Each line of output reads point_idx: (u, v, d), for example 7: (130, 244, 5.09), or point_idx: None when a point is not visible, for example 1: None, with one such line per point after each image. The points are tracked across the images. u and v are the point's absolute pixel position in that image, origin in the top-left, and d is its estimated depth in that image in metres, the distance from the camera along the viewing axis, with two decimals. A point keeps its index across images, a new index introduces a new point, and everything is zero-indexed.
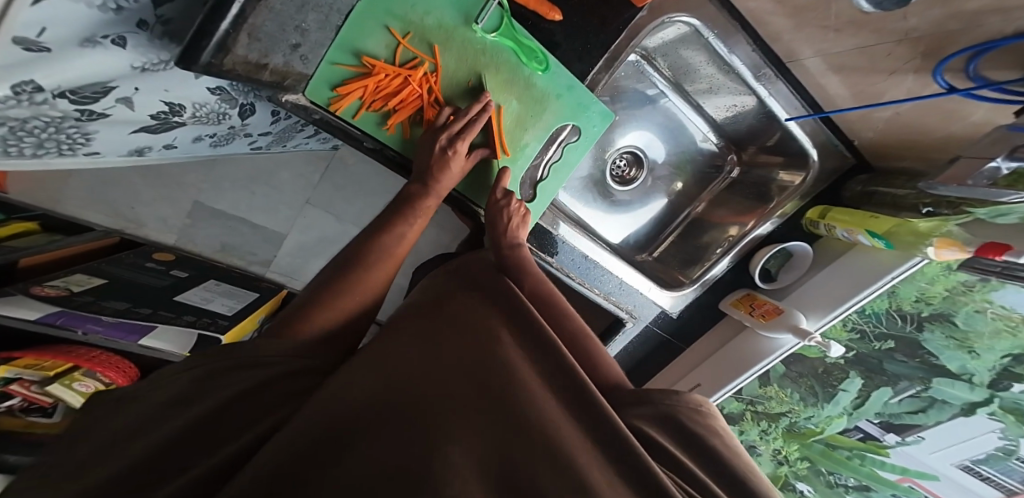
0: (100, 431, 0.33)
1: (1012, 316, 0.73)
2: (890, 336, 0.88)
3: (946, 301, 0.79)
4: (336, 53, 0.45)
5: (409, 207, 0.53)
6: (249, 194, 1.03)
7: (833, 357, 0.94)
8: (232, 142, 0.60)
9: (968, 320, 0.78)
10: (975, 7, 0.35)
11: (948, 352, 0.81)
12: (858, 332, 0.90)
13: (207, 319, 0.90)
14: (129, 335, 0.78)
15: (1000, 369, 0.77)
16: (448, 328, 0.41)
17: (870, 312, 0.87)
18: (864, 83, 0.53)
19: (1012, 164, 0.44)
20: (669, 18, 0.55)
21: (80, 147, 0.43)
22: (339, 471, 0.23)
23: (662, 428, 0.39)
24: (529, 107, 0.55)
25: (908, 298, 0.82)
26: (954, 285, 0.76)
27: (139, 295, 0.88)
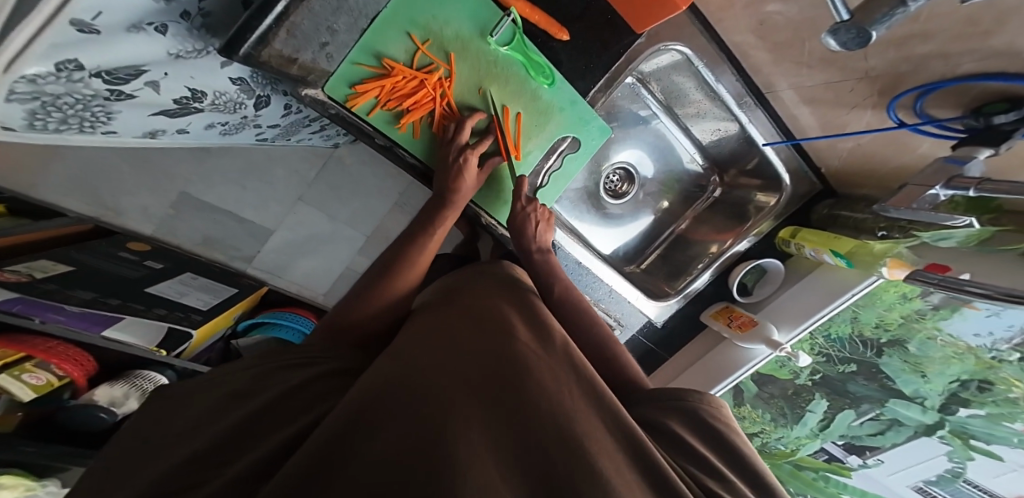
0: (173, 420, 0.39)
1: (959, 344, 0.80)
2: (852, 360, 0.95)
3: (903, 328, 0.85)
4: (358, 54, 0.47)
5: (433, 217, 0.59)
6: (240, 188, 0.99)
7: (801, 378, 1.03)
8: (240, 132, 0.61)
9: (922, 347, 0.85)
10: (922, 52, 0.41)
11: (903, 375, 0.89)
12: (825, 356, 0.97)
13: (178, 313, 0.84)
14: (91, 327, 0.66)
15: (949, 394, 0.85)
16: (469, 323, 0.44)
17: (834, 337, 0.94)
18: (830, 115, 0.59)
19: (950, 192, 0.50)
20: (665, 45, 0.60)
21: (101, 125, 0.45)
22: (374, 447, 0.26)
23: (677, 417, 0.42)
24: (533, 118, 0.59)
25: (868, 324, 0.89)
26: (909, 312, 0.83)
27: (105, 286, 0.77)
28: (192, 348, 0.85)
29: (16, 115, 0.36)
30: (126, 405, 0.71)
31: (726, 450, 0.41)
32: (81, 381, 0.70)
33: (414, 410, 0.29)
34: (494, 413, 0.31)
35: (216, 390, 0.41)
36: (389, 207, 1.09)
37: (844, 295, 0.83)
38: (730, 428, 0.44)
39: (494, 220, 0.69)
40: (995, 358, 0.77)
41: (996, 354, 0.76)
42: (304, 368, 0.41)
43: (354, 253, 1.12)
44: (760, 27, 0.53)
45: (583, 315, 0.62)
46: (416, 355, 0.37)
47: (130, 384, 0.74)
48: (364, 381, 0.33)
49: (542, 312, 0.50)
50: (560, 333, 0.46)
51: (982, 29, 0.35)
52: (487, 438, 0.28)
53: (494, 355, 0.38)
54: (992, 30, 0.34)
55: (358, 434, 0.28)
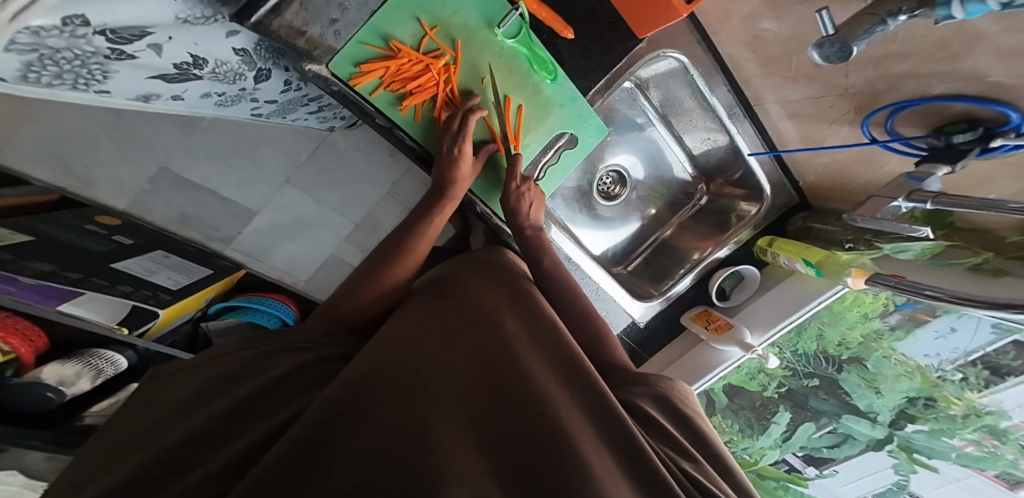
0: (164, 403, 0.39)
1: (910, 363, 0.87)
2: (816, 375, 1.00)
3: (862, 346, 0.92)
4: (365, 34, 0.48)
5: (431, 207, 0.61)
6: (224, 165, 0.92)
7: (769, 391, 1.08)
8: (236, 104, 0.60)
9: (878, 365, 0.91)
10: (898, 71, 0.45)
11: (858, 391, 0.95)
12: (791, 370, 1.03)
13: (147, 291, 0.85)
14: (48, 299, 0.63)
15: (898, 410, 0.92)
16: (456, 316, 0.45)
17: (801, 352, 1.00)
18: (812, 129, 0.63)
19: (910, 205, 0.54)
20: (663, 52, 0.62)
21: (95, 85, 0.43)
22: (353, 447, 0.26)
23: (652, 402, 0.45)
24: (534, 111, 0.61)
25: (832, 341, 0.94)
26: (869, 331, 0.89)
27: (68, 258, 0.74)
28: (157, 328, 0.84)
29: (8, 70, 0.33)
30: (77, 385, 0.68)
31: (695, 436, 0.43)
32: (26, 357, 0.64)
33: (397, 407, 0.29)
34: (478, 405, 0.32)
35: (207, 369, 0.41)
36: (381, 195, 1.06)
37: (811, 302, 0.89)
38: (696, 414, 0.47)
39: (489, 208, 0.71)
40: (939, 377, 0.84)
41: (941, 373, 0.84)
42: (295, 352, 0.41)
43: (340, 241, 1.10)
44: (753, 42, 0.56)
45: (571, 291, 0.64)
46: (401, 346, 0.37)
47: (83, 363, 0.72)
48: (351, 369, 0.34)
49: (530, 301, 0.51)
50: (546, 322, 0.46)
51: (951, 52, 0.39)
52: (468, 435, 0.29)
53: (479, 347, 0.39)
54: (961, 53, 0.38)
55: (342, 424, 0.28)
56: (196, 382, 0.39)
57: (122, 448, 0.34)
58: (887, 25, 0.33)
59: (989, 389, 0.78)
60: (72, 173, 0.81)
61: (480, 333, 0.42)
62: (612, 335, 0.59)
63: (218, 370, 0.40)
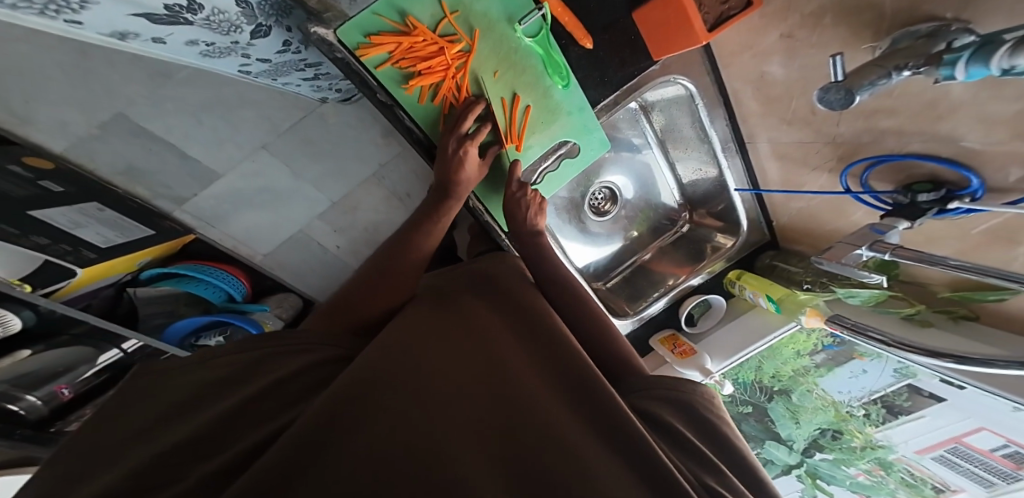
0: (142, 405, 0.35)
1: (828, 398, 0.97)
2: (749, 403, 1.09)
3: (791, 379, 1.02)
4: (381, 6, 0.47)
5: (437, 209, 0.61)
6: (192, 122, 0.79)
7: None
8: (223, 57, 0.55)
9: (801, 397, 1.01)
10: (885, 125, 0.48)
11: (782, 420, 1.05)
12: (731, 396, 1.09)
13: (67, 247, 0.80)
14: None
15: (811, 439, 1.03)
16: (462, 328, 0.44)
17: (741, 381, 1.07)
18: (793, 172, 0.67)
19: (872, 254, 0.57)
20: (673, 78, 0.64)
21: (66, 13, 0.37)
22: (352, 456, 0.24)
23: (676, 413, 0.44)
24: (541, 114, 0.60)
25: (767, 373, 1.04)
26: (799, 367, 0.99)
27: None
28: (70, 288, 0.81)
29: None
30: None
31: (721, 450, 0.43)
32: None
33: (402, 418, 0.28)
34: (486, 416, 0.31)
35: (196, 372, 0.37)
36: (367, 176, 0.99)
37: (765, 336, 0.95)
38: (720, 421, 0.46)
39: (482, 205, 0.70)
40: (848, 412, 0.94)
41: (850, 408, 0.94)
42: (294, 357, 0.39)
43: (312, 218, 1.03)
44: (759, 82, 0.59)
45: (576, 296, 0.63)
46: (407, 356, 0.36)
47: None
48: (352, 372, 0.32)
49: (537, 311, 0.50)
50: (553, 333, 0.45)
51: (935, 113, 0.43)
52: (480, 447, 0.27)
53: (486, 359, 0.38)
54: (945, 115, 0.42)
55: (341, 430, 0.27)
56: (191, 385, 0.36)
57: (101, 449, 0.30)
58: (892, 78, 0.36)
59: (884, 424, 0.89)
60: (9, 110, 0.68)
61: (487, 345, 0.40)
62: (623, 337, 0.59)
63: (213, 372, 0.37)
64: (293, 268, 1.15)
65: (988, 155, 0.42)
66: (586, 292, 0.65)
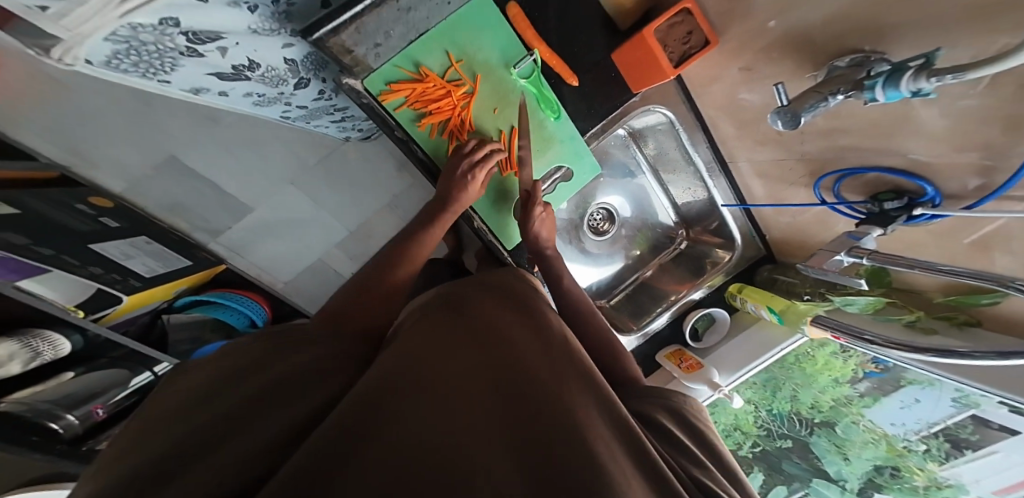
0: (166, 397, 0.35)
1: (877, 430, 0.92)
2: (789, 437, 1.06)
3: (834, 411, 0.98)
4: (400, 59, 0.55)
5: (439, 209, 0.65)
6: (226, 157, 0.91)
7: (744, 450, 1.09)
8: (271, 106, 0.65)
9: (846, 430, 0.96)
10: (843, 143, 0.54)
11: (828, 456, 1.00)
12: (766, 430, 1.08)
13: (117, 276, 0.93)
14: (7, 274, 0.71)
15: (866, 478, 0.96)
16: (476, 325, 0.43)
17: (776, 412, 1.07)
18: (775, 189, 0.72)
19: (851, 259, 0.61)
20: (652, 107, 0.71)
21: (161, 75, 0.48)
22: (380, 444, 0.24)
23: (669, 417, 0.47)
24: (536, 143, 0.68)
25: (805, 404, 1.03)
26: (839, 396, 0.96)
27: (44, 231, 0.78)
28: (116, 313, 0.95)
29: (101, 52, 0.40)
30: (6, 367, 0.70)
31: (712, 455, 0.45)
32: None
33: (425, 411, 0.27)
34: (505, 416, 0.30)
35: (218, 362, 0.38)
36: (381, 206, 1.08)
37: (773, 348, 0.96)
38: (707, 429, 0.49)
39: (484, 223, 0.74)
40: (906, 447, 0.88)
41: (907, 443, 0.87)
42: (312, 347, 0.40)
43: (330, 247, 1.14)
44: (729, 108, 0.66)
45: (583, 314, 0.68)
46: (423, 353, 0.35)
47: (23, 344, 0.74)
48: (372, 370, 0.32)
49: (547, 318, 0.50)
50: (563, 340, 0.45)
51: (881, 130, 0.48)
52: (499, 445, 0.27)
53: (503, 357, 0.37)
54: (892, 134, 0.47)
55: (367, 417, 0.26)
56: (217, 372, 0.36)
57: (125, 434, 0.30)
58: (829, 102, 0.42)
59: (950, 461, 0.81)
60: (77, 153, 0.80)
61: (501, 342, 0.40)
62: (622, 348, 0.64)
63: (236, 363, 0.37)
64: (308, 293, 1.23)
65: (937, 166, 0.46)
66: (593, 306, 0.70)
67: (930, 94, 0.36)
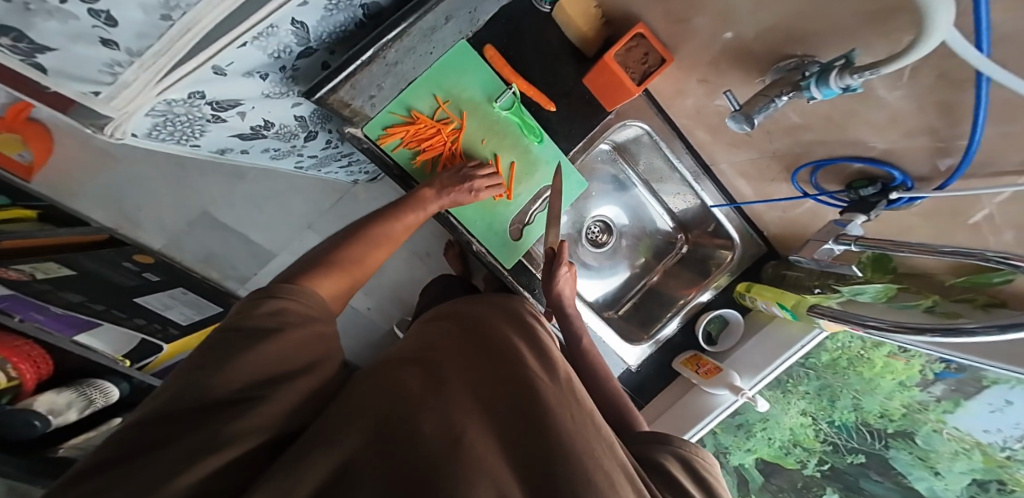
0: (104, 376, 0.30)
1: (967, 439, 0.78)
2: (861, 451, 0.93)
3: (907, 418, 0.87)
4: (394, 105, 0.62)
5: (415, 203, 0.62)
6: (256, 210, 1.13)
7: (810, 469, 0.98)
8: (286, 158, 0.74)
9: (928, 440, 0.84)
10: (807, 138, 0.57)
11: (914, 471, 0.86)
12: (832, 444, 0.96)
13: (158, 326, 1.01)
14: (65, 329, 0.83)
15: None
16: (484, 347, 0.42)
17: (839, 424, 0.95)
18: (761, 185, 0.75)
19: (840, 246, 0.62)
20: (629, 121, 0.78)
21: (192, 140, 0.58)
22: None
23: (679, 463, 0.45)
24: (524, 167, 0.73)
25: (872, 412, 0.92)
26: (910, 401, 0.86)
27: (101, 291, 0.90)
28: (157, 362, 1.00)
29: (143, 126, 0.49)
30: (63, 415, 0.76)
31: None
32: (27, 384, 0.75)
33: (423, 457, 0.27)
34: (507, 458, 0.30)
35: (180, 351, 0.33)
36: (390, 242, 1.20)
37: (794, 345, 0.93)
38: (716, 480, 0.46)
39: (484, 247, 0.74)
40: (1008, 457, 0.73)
41: (1010, 453, 0.73)
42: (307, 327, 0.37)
43: None
44: (699, 116, 0.71)
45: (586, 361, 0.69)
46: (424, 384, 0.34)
47: (78, 392, 0.80)
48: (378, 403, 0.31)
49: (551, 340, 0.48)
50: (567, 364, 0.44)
51: (837, 123, 0.51)
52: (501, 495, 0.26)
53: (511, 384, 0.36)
54: (845, 125, 0.51)
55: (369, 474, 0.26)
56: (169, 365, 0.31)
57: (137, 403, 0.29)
58: (777, 103, 0.45)
59: None
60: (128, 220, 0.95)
61: (509, 368, 0.39)
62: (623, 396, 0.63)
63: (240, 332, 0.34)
64: None
65: (899, 151, 0.48)
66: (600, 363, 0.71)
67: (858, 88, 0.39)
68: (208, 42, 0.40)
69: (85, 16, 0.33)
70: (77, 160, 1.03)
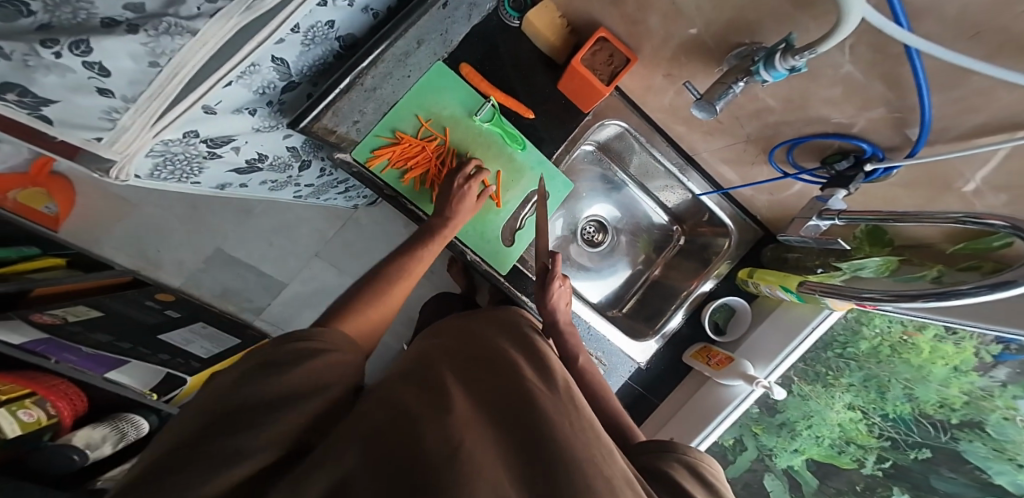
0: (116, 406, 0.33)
1: None
2: (925, 445, 0.82)
3: (972, 407, 0.76)
4: (379, 128, 0.65)
5: (429, 235, 0.64)
6: (266, 244, 1.20)
7: (869, 468, 0.89)
8: (284, 188, 0.79)
9: (1001, 429, 0.73)
10: (773, 120, 0.57)
11: (993, 465, 0.74)
12: (891, 440, 0.86)
13: (180, 359, 1.00)
14: (98, 367, 0.82)
15: None
16: (478, 369, 0.40)
17: (895, 417, 0.85)
18: (745, 171, 0.75)
19: (825, 222, 0.61)
20: (607, 121, 0.80)
21: (192, 178, 0.62)
22: None
23: (686, 468, 0.42)
24: (510, 174, 0.75)
25: (928, 402, 0.81)
26: (971, 388, 0.75)
27: (125, 330, 0.95)
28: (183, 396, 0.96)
29: (145, 167, 0.53)
30: (100, 449, 0.79)
31: None
32: (65, 422, 0.78)
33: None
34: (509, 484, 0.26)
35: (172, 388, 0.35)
36: None
37: (805, 329, 0.89)
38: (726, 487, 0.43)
39: (477, 255, 0.76)
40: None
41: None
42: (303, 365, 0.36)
43: None
44: (672, 110, 0.73)
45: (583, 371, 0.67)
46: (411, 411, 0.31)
47: (112, 427, 0.83)
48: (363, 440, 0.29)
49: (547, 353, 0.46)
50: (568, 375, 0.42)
51: (796, 104, 0.52)
52: None
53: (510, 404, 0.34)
54: (804, 105, 0.51)
55: None
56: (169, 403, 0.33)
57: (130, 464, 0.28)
58: (734, 89, 0.47)
59: None
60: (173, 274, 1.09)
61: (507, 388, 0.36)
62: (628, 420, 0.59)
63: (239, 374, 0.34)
64: None
65: (870, 128, 0.47)
66: (598, 378, 0.66)
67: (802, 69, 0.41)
68: (196, 83, 0.44)
69: (81, 68, 0.37)
70: (100, 209, 1.10)
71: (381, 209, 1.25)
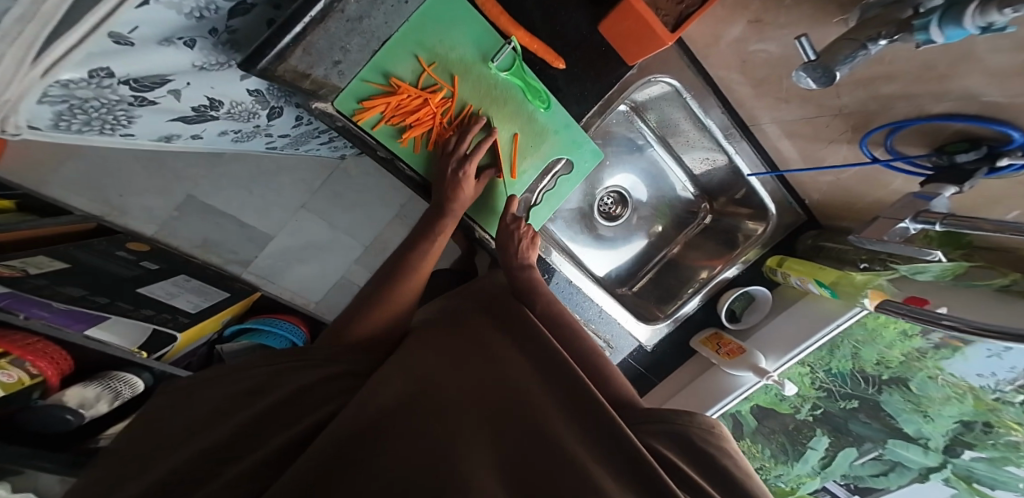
0: (183, 414, 0.40)
1: (961, 384, 0.78)
2: (854, 396, 0.93)
3: (902, 365, 0.85)
4: (368, 72, 0.51)
5: (432, 229, 0.63)
6: (245, 192, 1.07)
7: (803, 413, 1.00)
8: (251, 139, 0.65)
9: (922, 385, 0.83)
10: (888, 91, 0.45)
11: (904, 415, 0.87)
12: (826, 391, 0.96)
13: (167, 315, 0.87)
14: (74, 324, 0.66)
15: (953, 436, 0.82)
16: (474, 352, 0.49)
17: (835, 372, 0.93)
18: (811, 148, 0.63)
19: (918, 226, 0.51)
20: (654, 77, 0.66)
21: (120, 129, 0.50)
22: (389, 452, 0.29)
23: (670, 444, 0.43)
24: (529, 139, 0.62)
25: (868, 361, 0.88)
26: (909, 350, 0.82)
27: (97, 283, 0.80)
28: (175, 351, 0.85)
29: (43, 114, 0.40)
30: (94, 408, 0.68)
31: (715, 474, 0.40)
32: (53, 380, 0.64)
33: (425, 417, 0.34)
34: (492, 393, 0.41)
35: (223, 384, 0.42)
36: (390, 217, 1.15)
37: (828, 325, 0.83)
38: (724, 453, 0.43)
39: (486, 233, 0.72)
40: (997, 399, 0.75)
41: (999, 395, 0.74)
42: (307, 372, 0.44)
43: (350, 263, 1.17)
44: (743, 65, 0.59)
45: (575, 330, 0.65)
46: (422, 368, 0.43)
47: (103, 385, 0.71)
48: (366, 406, 0.34)
49: (540, 341, 0.52)
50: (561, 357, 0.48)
51: (937, 73, 0.40)
52: (490, 442, 0.33)
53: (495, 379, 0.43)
54: (951, 75, 0.39)
55: (375, 439, 0.31)
56: (204, 402, 0.41)
57: (144, 458, 0.35)
58: (869, 50, 0.35)
59: None
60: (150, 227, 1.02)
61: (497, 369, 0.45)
62: (615, 370, 0.59)
63: (239, 382, 0.42)
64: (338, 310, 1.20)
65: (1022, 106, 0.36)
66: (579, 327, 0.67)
67: (1002, 29, 0.29)
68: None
69: None
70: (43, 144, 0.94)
71: (372, 161, 1.11)
